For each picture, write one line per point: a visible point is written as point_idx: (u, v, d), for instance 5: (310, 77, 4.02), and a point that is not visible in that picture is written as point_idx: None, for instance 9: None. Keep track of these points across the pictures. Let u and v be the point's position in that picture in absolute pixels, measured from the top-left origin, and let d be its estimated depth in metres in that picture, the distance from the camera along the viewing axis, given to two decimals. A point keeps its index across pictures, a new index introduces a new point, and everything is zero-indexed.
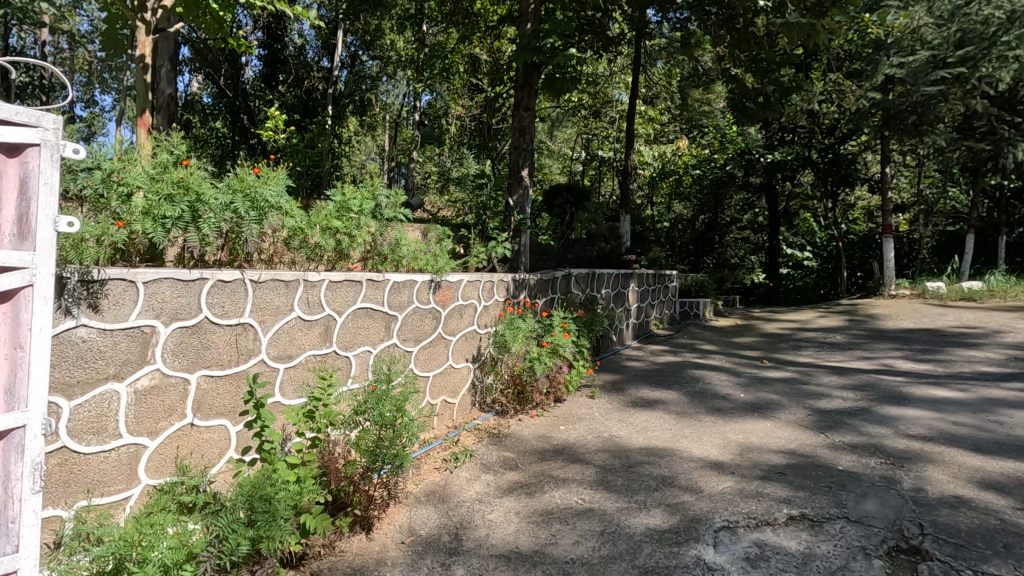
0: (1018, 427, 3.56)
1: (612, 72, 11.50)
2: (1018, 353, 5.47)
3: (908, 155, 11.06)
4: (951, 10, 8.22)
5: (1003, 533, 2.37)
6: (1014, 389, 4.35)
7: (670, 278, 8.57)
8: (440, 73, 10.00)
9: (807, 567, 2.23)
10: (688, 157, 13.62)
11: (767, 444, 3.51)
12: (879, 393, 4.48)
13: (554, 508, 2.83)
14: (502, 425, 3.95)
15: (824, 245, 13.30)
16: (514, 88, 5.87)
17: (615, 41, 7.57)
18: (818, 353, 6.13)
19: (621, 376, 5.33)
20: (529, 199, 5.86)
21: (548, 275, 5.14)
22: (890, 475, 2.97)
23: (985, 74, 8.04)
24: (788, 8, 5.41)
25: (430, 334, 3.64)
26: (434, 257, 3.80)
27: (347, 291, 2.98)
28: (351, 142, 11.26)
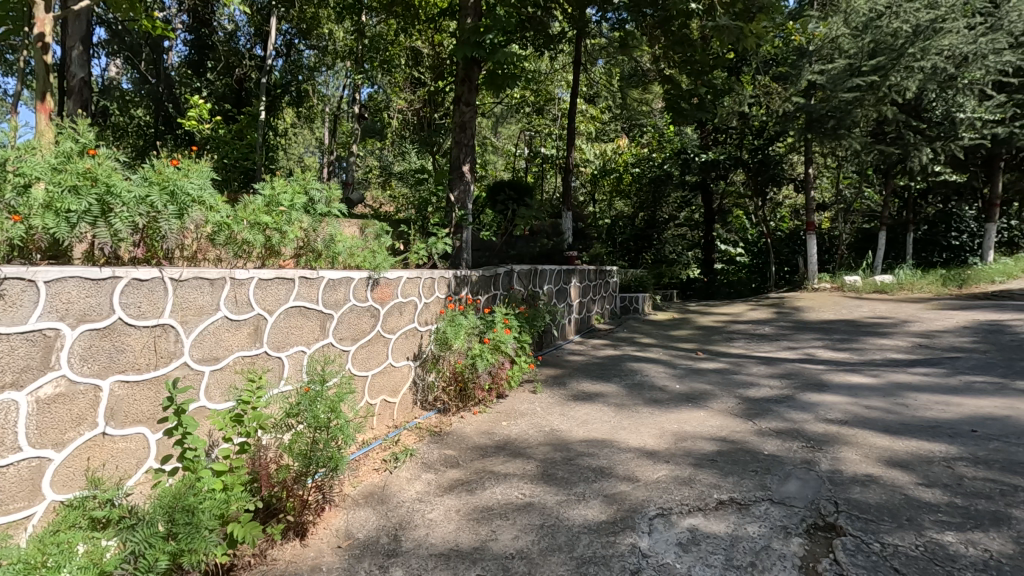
0: (922, 409, 3.88)
1: (554, 70, 11.59)
2: (922, 341, 5.97)
3: (829, 158, 11.78)
4: (864, 22, 8.85)
5: (907, 507, 2.56)
6: (919, 374, 4.74)
7: (611, 274, 8.76)
8: (380, 66, 9.75)
9: (735, 548, 2.34)
10: (628, 156, 13.99)
11: (700, 433, 3.66)
12: (801, 381, 4.76)
13: (494, 504, 2.84)
14: (443, 423, 3.92)
15: (754, 241, 14.02)
16: (454, 82, 5.82)
17: (556, 40, 7.64)
18: (748, 344, 6.44)
19: (563, 370, 5.41)
20: (470, 195, 5.82)
21: (490, 271, 5.13)
22: (811, 457, 3.16)
23: (894, 83, 8.70)
24: (718, 12, 5.60)
25: (368, 333, 3.55)
26: (370, 254, 3.83)
27: (279, 289, 2.85)
28: (287, 135, 10.83)
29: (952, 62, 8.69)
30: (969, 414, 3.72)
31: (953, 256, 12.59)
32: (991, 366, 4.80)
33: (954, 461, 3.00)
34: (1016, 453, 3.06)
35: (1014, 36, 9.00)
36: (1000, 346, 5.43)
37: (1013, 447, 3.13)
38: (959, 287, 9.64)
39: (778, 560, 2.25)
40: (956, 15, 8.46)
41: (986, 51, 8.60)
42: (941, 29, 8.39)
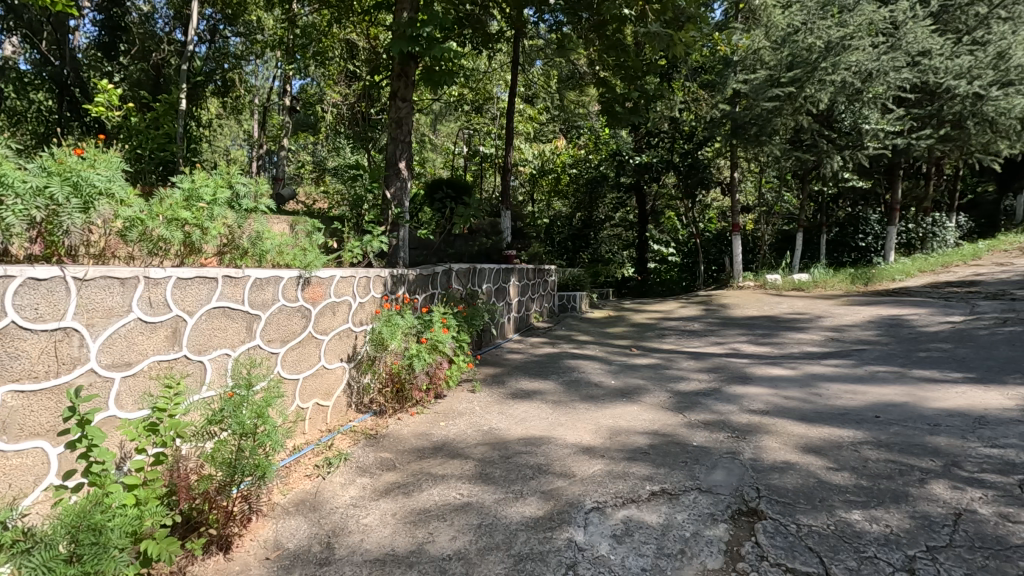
0: (834, 398, 4.18)
1: (493, 69, 11.59)
2: (834, 335, 6.44)
3: (753, 163, 12.44)
4: (783, 35, 9.34)
5: (820, 489, 2.75)
6: (831, 366, 5.10)
7: (549, 273, 8.88)
8: (313, 57, 9.38)
9: (666, 537, 2.43)
10: (566, 157, 14.25)
11: (634, 427, 3.77)
12: (727, 374, 5.01)
13: (431, 506, 2.80)
14: (379, 426, 3.84)
15: (685, 241, 14.59)
16: (390, 77, 5.70)
17: (494, 39, 7.62)
18: (679, 340, 6.72)
19: (502, 369, 5.42)
20: (408, 192, 5.71)
21: (428, 270, 5.06)
22: (735, 447, 3.33)
23: (809, 94, 9.35)
24: (650, 18, 5.75)
25: (299, 334, 3.40)
26: (301, 252, 3.69)
27: (200, 289, 2.68)
28: (212, 125, 10.21)
29: (859, 77, 9.43)
30: (874, 401, 4.04)
31: (860, 256, 13.35)
32: (892, 357, 5.24)
33: (860, 445, 3.25)
34: (913, 435, 3.36)
35: (912, 55, 9.86)
36: (899, 338, 5.94)
37: (911, 431, 3.43)
38: (866, 284, 10.44)
39: (705, 546, 2.35)
40: (862, 34, 9.18)
41: (888, 68, 9.41)
42: (849, 46, 9.09)
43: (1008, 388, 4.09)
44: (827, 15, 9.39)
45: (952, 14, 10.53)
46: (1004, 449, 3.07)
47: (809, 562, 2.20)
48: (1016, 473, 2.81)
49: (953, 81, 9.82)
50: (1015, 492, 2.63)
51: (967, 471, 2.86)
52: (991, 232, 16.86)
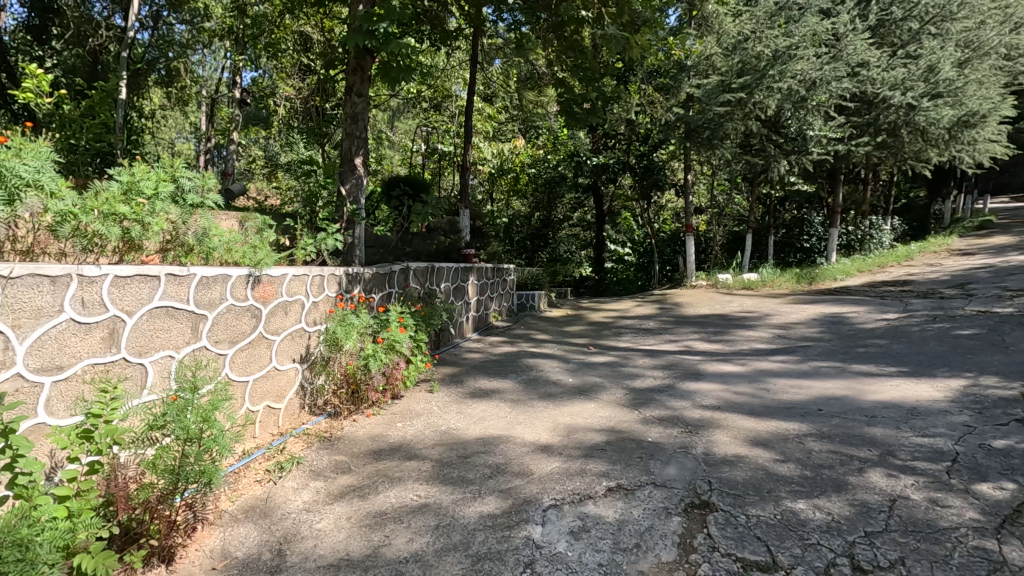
0: (780, 392, 4.35)
1: (451, 66, 11.52)
2: (780, 332, 6.71)
3: (705, 166, 12.81)
4: (734, 42, 9.71)
5: (767, 481, 2.86)
6: (778, 362, 5.32)
7: (508, 272, 8.89)
8: (264, 49, 9.05)
9: (622, 531, 2.47)
10: (524, 156, 14.29)
11: (591, 424, 3.82)
12: (680, 371, 5.15)
13: (387, 508, 2.75)
14: (334, 428, 3.76)
15: (640, 241, 14.85)
16: (345, 71, 5.57)
17: (452, 36, 7.53)
18: (635, 338, 6.85)
19: (460, 368, 5.39)
20: (363, 189, 5.63)
21: (385, 269, 4.98)
22: (688, 442, 3.42)
23: (758, 100, 9.75)
24: (606, 21, 5.82)
25: (248, 335, 3.28)
26: (252, 249, 3.48)
27: (140, 287, 2.53)
28: (155, 117, 9.72)
29: (804, 85, 9.88)
30: (817, 395, 4.24)
31: (805, 257, 13.95)
32: (833, 353, 5.51)
33: (805, 437, 3.40)
34: (852, 427, 3.54)
35: (852, 66, 10.37)
36: (840, 335, 6.24)
37: (850, 422, 3.61)
38: (810, 283, 10.93)
39: (660, 539, 2.40)
40: (807, 44, 9.59)
41: (830, 78, 9.86)
42: (794, 56, 9.52)
43: (936, 380, 4.37)
44: (774, 24, 9.75)
45: (889, 27, 11.09)
46: (933, 438, 3.28)
47: (758, 551, 2.28)
48: (944, 459, 3.00)
49: (889, 92, 10.39)
50: (943, 478, 2.81)
51: (901, 459, 3.03)
52: (921, 235, 17.96)
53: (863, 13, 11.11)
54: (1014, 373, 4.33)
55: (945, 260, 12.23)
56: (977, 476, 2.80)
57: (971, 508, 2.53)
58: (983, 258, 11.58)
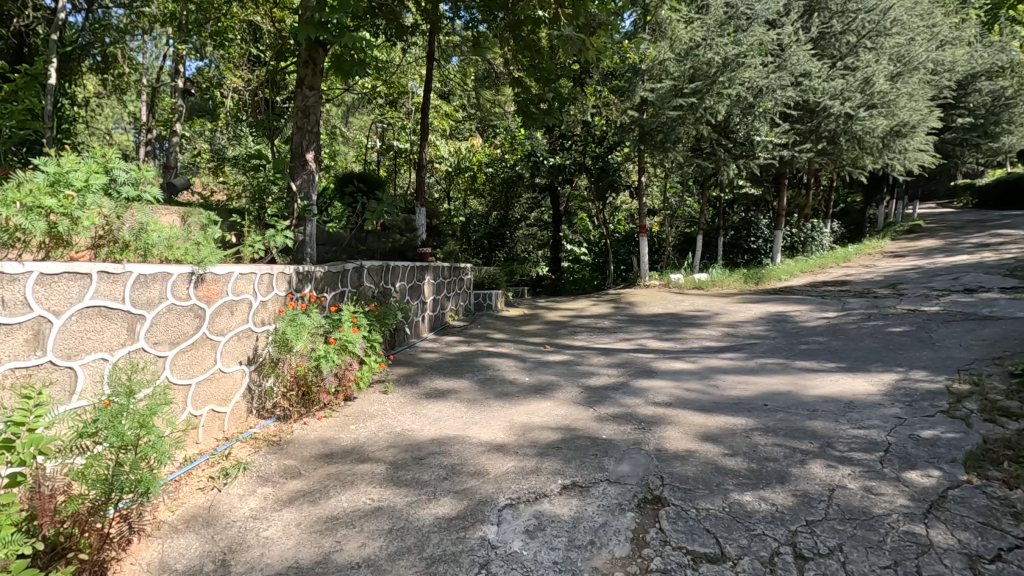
0: (728, 388, 4.50)
1: (407, 62, 11.36)
2: (729, 330, 6.95)
3: (659, 169, 13.11)
4: (686, 49, 9.93)
5: (716, 475, 2.94)
6: (726, 359, 5.50)
7: (465, 271, 8.84)
8: (210, 37, 8.68)
9: (576, 529, 2.49)
10: (481, 155, 14.24)
11: (546, 423, 3.84)
12: (634, 368, 5.25)
13: (339, 513, 2.68)
14: (283, 432, 3.64)
15: (596, 242, 15.05)
16: (296, 63, 5.40)
17: (408, 32, 7.40)
18: (590, 337, 6.94)
19: (415, 368, 5.32)
20: (315, 185, 5.47)
21: (337, 268, 4.86)
22: (641, 438, 3.48)
23: (709, 106, 10.05)
24: (563, 22, 5.84)
25: (191, 336, 3.12)
26: (195, 246, 3.33)
27: (69, 286, 2.37)
28: (88, 105, 9.14)
29: (751, 92, 10.31)
30: (763, 391, 4.40)
31: (752, 258, 14.51)
32: (777, 350, 5.74)
33: (751, 432, 3.52)
34: (795, 421, 3.69)
35: (795, 75, 10.85)
36: (784, 333, 6.52)
37: (793, 416, 3.77)
38: (757, 283, 11.37)
39: (614, 535, 2.43)
40: (754, 53, 9.97)
41: (775, 86, 10.32)
42: (743, 63, 9.82)
43: (871, 375, 4.62)
44: (724, 33, 10.08)
45: (830, 40, 11.66)
46: (868, 430, 3.46)
47: (707, 543, 2.35)
48: (878, 450, 3.17)
49: (829, 101, 10.90)
50: (877, 468, 2.97)
51: (839, 451, 3.19)
52: (857, 238, 18.98)
53: (806, 25, 11.64)
54: (939, 367, 4.64)
55: (879, 262, 12.98)
56: (907, 465, 2.98)
57: (902, 495, 2.68)
58: (912, 259, 12.35)
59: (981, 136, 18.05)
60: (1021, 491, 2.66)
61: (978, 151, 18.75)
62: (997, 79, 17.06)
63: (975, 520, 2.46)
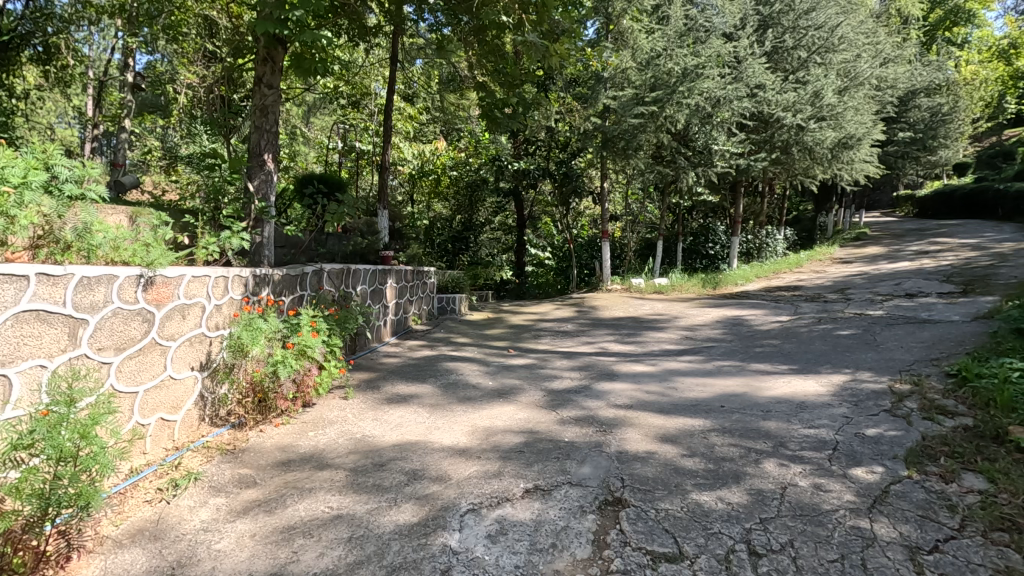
0: (686, 390, 4.62)
1: (370, 63, 11.18)
2: (687, 333, 7.13)
3: (620, 176, 13.28)
4: (647, 58, 10.11)
5: (674, 475, 3.01)
6: (685, 361, 5.64)
7: (428, 274, 8.77)
8: (161, 31, 8.32)
9: (539, 532, 2.50)
10: (445, 159, 14.19)
11: (509, 427, 3.84)
12: (596, 372, 5.32)
13: (297, 522, 2.61)
14: (238, 440, 3.53)
15: (560, 247, 15.19)
16: (254, 60, 5.25)
17: (371, 32, 7.33)
18: (553, 340, 7.01)
19: (376, 373, 5.23)
20: (273, 186, 5.39)
21: (296, 271, 4.74)
22: (602, 440, 3.53)
23: (669, 115, 10.27)
24: (527, 28, 5.89)
25: (138, 341, 2.98)
26: (143, 248, 3.22)
27: (4, 289, 2.23)
28: (26, 97, 8.61)
29: (709, 103, 10.61)
30: (719, 392, 4.53)
31: (710, 263, 14.90)
32: (733, 352, 5.91)
33: (708, 432, 3.61)
34: (750, 421, 3.81)
35: (750, 87, 11.26)
36: (740, 336, 6.73)
37: (748, 417, 3.89)
38: (714, 287, 11.69)
39: (575, 538, 2.45)
40: (712, 64, 10.26)
41: (732, 97, 10.68)
42: (701, 74, 10.13)
43: (821, 376, 4.81)
44: (683, 44, 10.29)
45: (783, 55, 12.13)
46: (818, 429, 3.60)
47: (666, 542, 2.40)
48: (826, 448, 3.30)
49: (782, 112, 11.33)
50: (826, 465, 3.09)
51: (791, 450, 3.30)
52: (808, 244, 19.74)
53: (760, 39, 12.10)
54: (883, 368, 4.87)
55: (829, 268, 13.52)
56: (854, 462, 3.11)
57: (848, 491, 2.80)
58: (859, 266, 12.95)
59: (920, 150, 19.11)
60: (956, 485, 2.82)
61: (918, 163, 19.85)
62: (935, 96, 18.15)
63: (915, 513, 2.59)
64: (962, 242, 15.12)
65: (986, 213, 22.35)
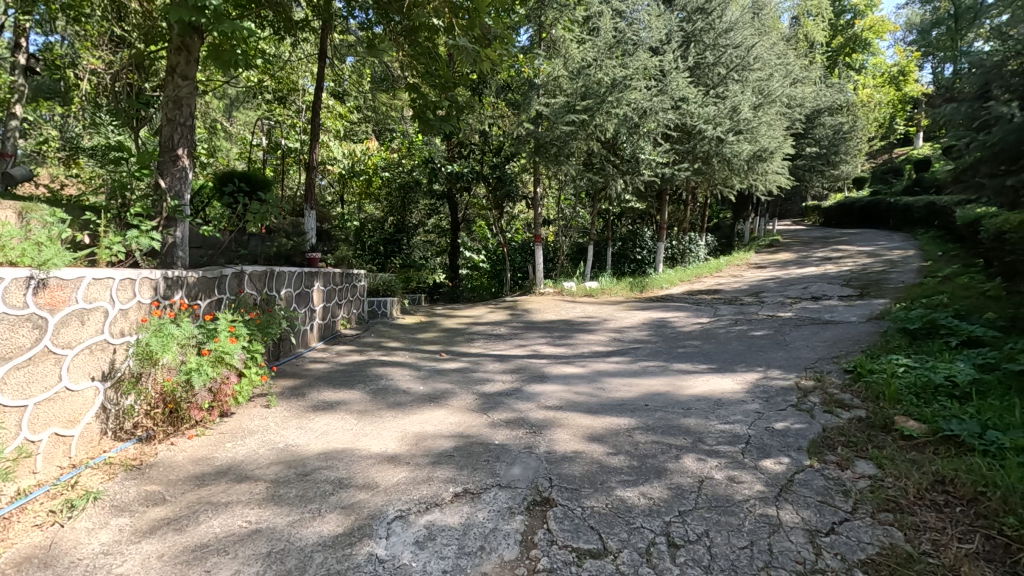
0: (614, 390, 4.77)
1: (298, 57, 10.79)
2: (615, 335, 7.36)
3: (553, 181, 13.51)
4: (578, 68, 10.39)
5: (601, 473, 3.10)
6: (613, 362, 5.82)
7: (357, 277, 8.54)
8: (60, 10, 7.60)
9: (467, 535, 2.49)
10: (377, 159, 13.90)
11: (439, 431, 3.81)
12: (527, 374, 5.38)
13: (210, 540, 2.46)
14: (145, 454, 3.29)
15: (494, 251, 15.25)
16: (167, 47, 4.91)
17: (297, 26, 7.07)
18: (486, 344, 7.01)
19: (301, 380, 5.03)
20: (187, 183, 5.08)
21: (212, 273, 4.48)
22: (532, 442, 3.58)
23: (599, 123, 10.55)
24: (458, 32, 5.86)
25: (27, 351, 2.72)
26: (35, 247, 2.95)
27: None
28: None
29: (637, 113, 11.04)
30: (644, 392, 4.71)
31: (637, 267, 15.49)
32: (657, 353, 6.17)
33: (633, 430, 3.75)
34: (672, 418, 3.99)
35: (675, 100, 11.81)
36: (664, 337, 7.04)
37: (670, 415, 4.07)
38: (641, 291, 12.14)
39: (503, 539, 2.47)
40: (639, 77, 10.66)
41: (657, 109, 11.15)
42: (629, 85, 10.51)
43: (736, 375, 5.12)
44: (612, 55, 10.69)
45: (704, 71, 12.88)
46: (732, 425, 3.82)
47: (591, 539, 2.46)
48: (740, 442, 3.51)
49: (703, 125, 11.96)
50: (739, 458, 3.29)
51: (709, 445, 3.49)
52: (728, 250, 20.94)
53: (684, 54, 12.75)
54: (791, 366, 5.24)
55: (745, 272, 14.41)
56: (764, 454, 3.33)
57: (758, 482, 2.99)
58: (772, 271, 13.87)
59: (824, 165, 20.78)
60: (850, 471, 3.08)
61: (823, 177, 21.55)
62: (837, 115, 19.81)
63: (815, 499, 2.81)
64: (859, 249, 16.59)
65: (880, 223, 24.60)
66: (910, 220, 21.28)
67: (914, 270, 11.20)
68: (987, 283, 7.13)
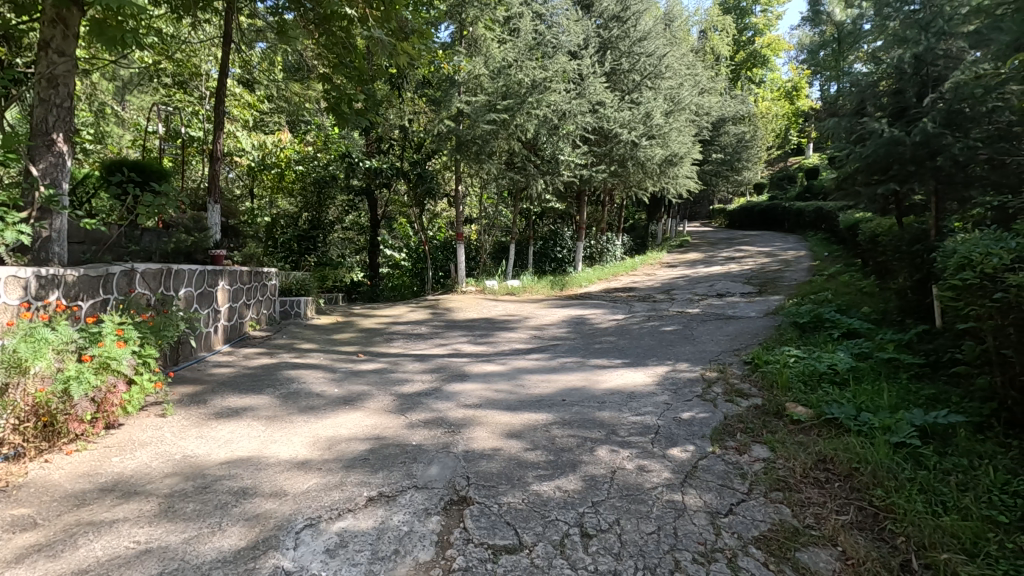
0: (532, 387, 4.85)
1: (200, 39, 10.11)
2: (536, 333, 7.48)
3: (474, 180, 13.47)
4: (499, 67, 10.40)
5: (517, 469, 3.14)
6: (533, 359, 5.90)
7: (268, 276, 8.09)
8: None
9: (380, 540, 2.43)
10: (291, 152, 13.23)
11: (354, 435, 3.69)
12: (447, 373, 5.34)
13: (90, 565, 2.23)
14: (14, 473, 2.93)
15: (416, 249, 14.99)
16: (40, 19, 4.39)
17: (198, 6, 6.56)
18: (406, 343, 6.90)
19: (203, 386, 4.69)
20: (65, 171, 4.57)
21: (96, 271, 4.08)
22: (450, 441, 3.55)
23: (520, 123, 10.63)
24: (371, 23, 5.68)
25: None
26: None
27: None
28: None
29: (556, 115, 11.30)
30: (561, 387, 4.82)
31: (558, 266, 15.81)
32: (575, 350, 6.32)
33: (550, 425, 3.82)
34: (587, 412, 4.12)
35: (592, 103, 12.22)
36: (581, 334, 7.24)
37: (586, 408, 4.19)
38: (562, 288, 12.44)
39: (418, 541, 2.43)
40: (558, 80, 10.93)
41: (576, 111, 11.48)
42: (549, 87, 10.73)
43: (648, 368, 5.37)
44: (532, 57, 10.84)
45: (620, 77, 13.34)
46: (643, 416, 4.00)
47: (506, 535, 2.48)
48: (649, 433, 3.68)
49: (619, 129, 12.49)
50: (649, 448, 3.44)
51: (621, 436, 3.62)
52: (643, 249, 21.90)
53: (601, 59, 13.19)
54: (697, 358, 5.58)
55: (658, 271, 15.14)
56: (671, 443, 3.50)
57: (665, 469, 3.15)
58: (682, 270, 14.67)
59: (728, 170, 22.23)
60: (747, 455, 3.32)
61: (727, 182, 23.06)
62: (739, 125, 21.29)
63: (717, 482, 3.00)
64: (758, 250, 17.92)
65: (777, 225, 26.72)
66: (801, 223, 23.28)
67: (805, 269, 12.27)
68: (863, 281, 7.94)
